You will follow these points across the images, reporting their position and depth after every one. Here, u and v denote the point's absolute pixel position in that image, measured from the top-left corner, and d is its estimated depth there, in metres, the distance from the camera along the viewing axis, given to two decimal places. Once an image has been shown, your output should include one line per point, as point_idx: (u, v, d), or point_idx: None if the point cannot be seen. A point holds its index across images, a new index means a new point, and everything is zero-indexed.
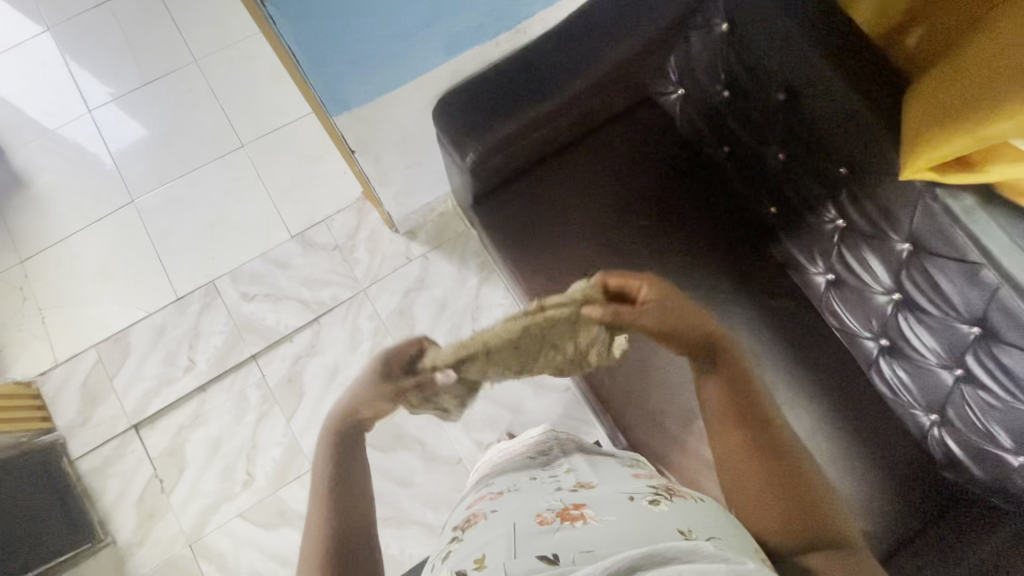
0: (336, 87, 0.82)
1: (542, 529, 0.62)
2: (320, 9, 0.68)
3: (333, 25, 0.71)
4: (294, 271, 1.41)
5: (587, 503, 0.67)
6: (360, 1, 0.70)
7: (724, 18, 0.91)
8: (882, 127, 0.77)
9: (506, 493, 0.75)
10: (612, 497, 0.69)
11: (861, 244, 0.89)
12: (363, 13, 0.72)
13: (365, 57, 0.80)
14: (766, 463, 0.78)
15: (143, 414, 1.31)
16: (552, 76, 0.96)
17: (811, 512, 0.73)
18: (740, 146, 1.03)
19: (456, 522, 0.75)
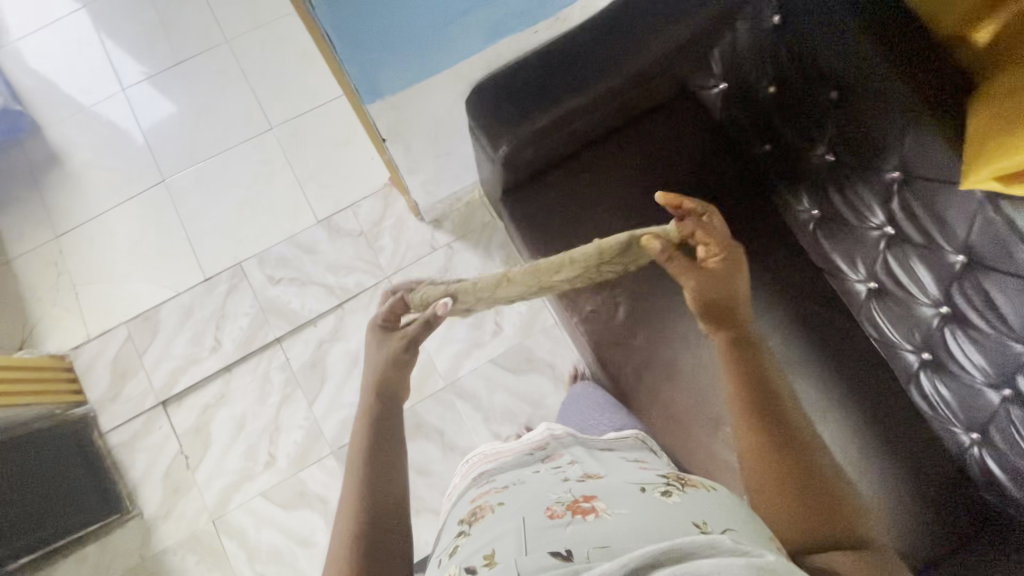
0: (372, 75, 0.80)
1: (552, 523, 0.61)
2: None
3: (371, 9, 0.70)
4: (320, 256, 1.41)
5: (597, 495, 0.66)
6: None
7: (776, 10, 0.87)
8: (943, 132, 0.73)
9: (511, 487, 0.74)
10: (623, 488, 0.68)
11: (908, 253, 0.85)
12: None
13: (402, 45, 0.78)
14: (795, 465, 0.72)
15: (171, 391, 1.34)
16: (591, 67, 0.93)
17: (828, 513, 0.69)
18: (783, 144, 0.99)
19: (461, 516, 0.74)
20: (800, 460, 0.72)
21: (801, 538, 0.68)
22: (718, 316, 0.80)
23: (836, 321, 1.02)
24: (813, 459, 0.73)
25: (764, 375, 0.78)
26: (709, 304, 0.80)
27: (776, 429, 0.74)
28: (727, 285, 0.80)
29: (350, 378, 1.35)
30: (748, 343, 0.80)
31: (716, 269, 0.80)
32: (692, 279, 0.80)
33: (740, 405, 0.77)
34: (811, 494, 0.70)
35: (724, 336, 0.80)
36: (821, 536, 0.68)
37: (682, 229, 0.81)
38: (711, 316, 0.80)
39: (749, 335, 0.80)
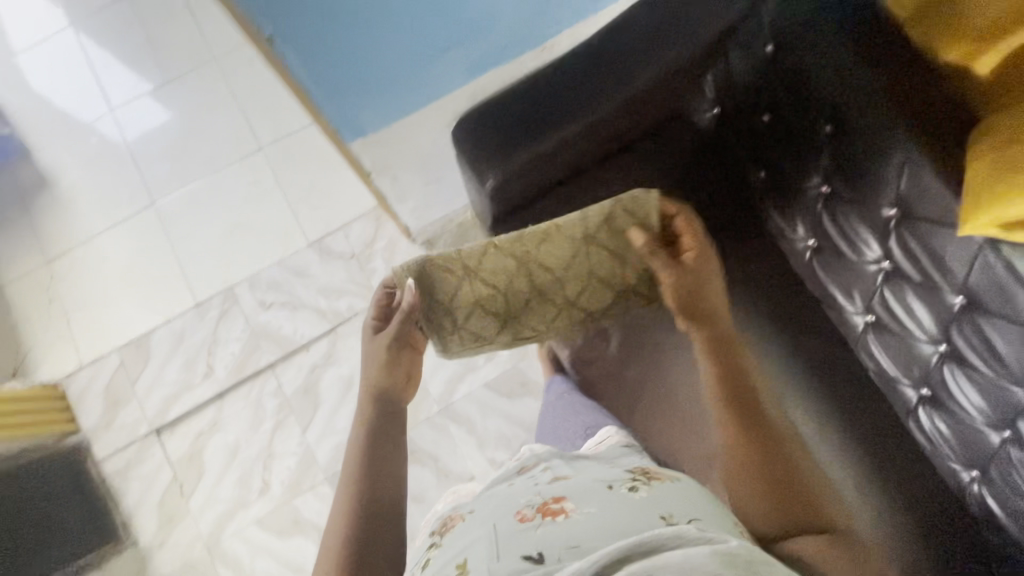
0: (347, 113, 0.78)
1: (522, 527, 0.59)
2: (323, 29, 0.64)
3: (339, 45, 0.67)
4: (311, 279, 1.39)
5: (566, 495, 0.64)
6: (367, 19, 0.66)
7: (771, 39, 0.84)
8: (942, 174, 0.71)
9: (483, 495, 0.72)
10: (590, 485, 0.66)
11: (908, 291, 0.82)
12: (374, 32, 0.68)
13: (377, 82, 0.76)
14: (774, 465, 0.70)
15: (164, 418, 1.34)
16: (579, 98, 0.90)
17: (801, 501, 0.69)
18: (778, 173, 0.95)
19: (433, 529, 0.73)
20: (772, 451, 0.71)
21: (774, 526, 0.69)
22: (693, 313, 0.79)
23: (831, 354, 1.00)
24: (792, 460, 0.71)
25: (743, 374, 0.76)
26: (686, 299, 0.80)
27: (754, 430, 0.73)
28: (704, 280, 0.81)
29: (343, 404, 1.34)
30: (724, 341, 0.78)
31: (693, 266, 0.81)
32: (669, 274, 0.81)
33: (720, 407, 0.75)
34: (790, 494, 0.69)
35: (700, 334, 0.79)
36: (794, 523, 0.69)
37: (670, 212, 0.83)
38: (687, 312, 0.80)
39: (725, 332, 0.78)
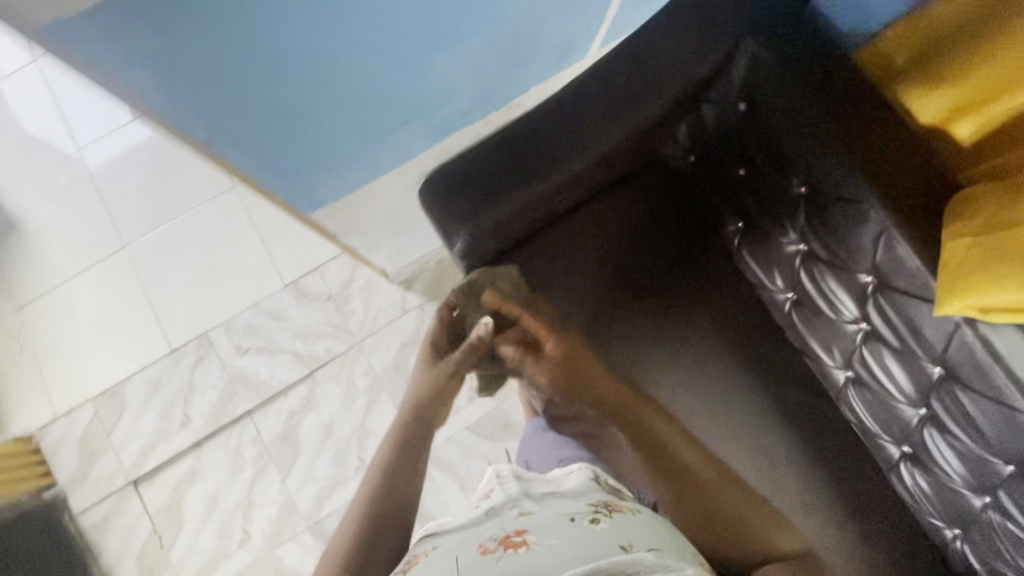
0: (296, 189, 0.73)
1: (484, 559, 0.66)
2: (253, 119, 0.59)
3: (275, 131, 0.62)
4: (288, 322, 1.37)
5: (529, 529, 0.71)
6: (305, 105, 0.61)
7: (741, 98, 0.81)
8: (921, 246, 0.68)
9: (450, 530, 0.78)
10: (553, 520, 0.72)
11: (886, 355, 0.80)
12: (314, 114, 0.63)
13: (324, 159, 0.71)
14: (704, 494, 0.86)
15: (141, 469, 1.31)
16: (548, 156, 0.88)
17: (744, 528, 0.84)
18: (754, 226, 0.92)
19: (399, 565, 0.76)
20: (708, 496, 0.86)
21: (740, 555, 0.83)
22: (580, 390, 0.95)
23: (811, 407, 0.99)
24: (723, 494, 0.86)
25: (650, 430, 0.91)
26: (565, 378, 0.96)
27: (680, 476, 0.87)
28: (579, 359, 0.95)
29: (323, 450, 1.32)
30: (617, 407, 0.93)
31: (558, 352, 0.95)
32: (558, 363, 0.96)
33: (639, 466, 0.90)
34: (732, 513, 0.85)
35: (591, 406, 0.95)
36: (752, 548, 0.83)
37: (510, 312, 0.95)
38: (576, 392, 0.95)
39: (614, 400, 0.93)
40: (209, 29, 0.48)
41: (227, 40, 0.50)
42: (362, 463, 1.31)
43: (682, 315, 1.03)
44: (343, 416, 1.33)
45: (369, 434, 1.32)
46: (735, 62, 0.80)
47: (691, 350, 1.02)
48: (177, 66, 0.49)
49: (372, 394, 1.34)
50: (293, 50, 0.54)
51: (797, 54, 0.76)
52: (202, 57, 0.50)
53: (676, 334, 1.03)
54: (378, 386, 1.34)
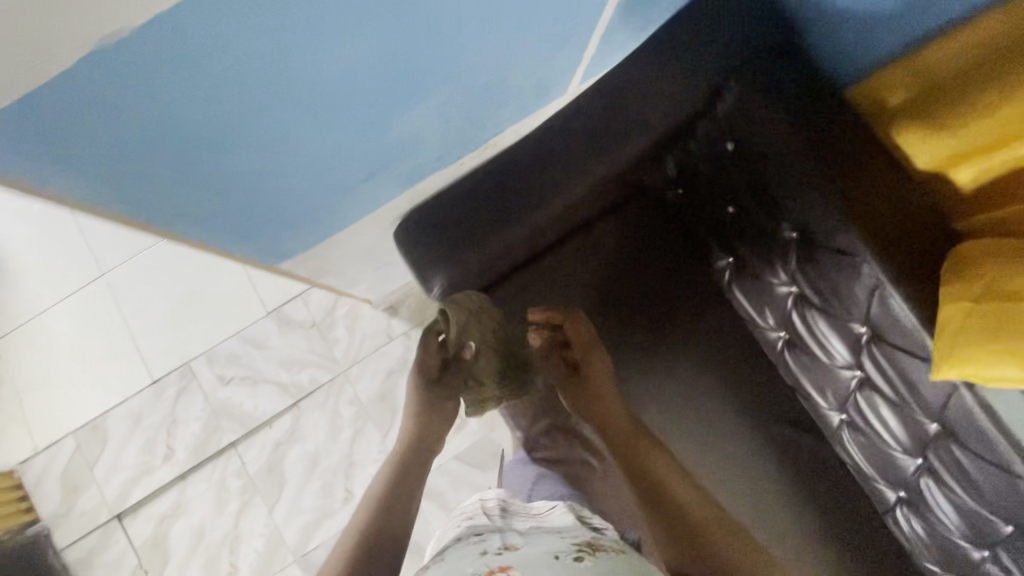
0: (258, 244, 0.69)
1: None
2: (199, 190, 0.55)
3: (224, 198, 0.58)
4: (271, 351, 1.33)
5: (511, 566, 0.65)
6: (255, 172, 0.57)
7: (729, 138, 0.77)
8: (919, 305, 0.64)
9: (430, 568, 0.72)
10: (537, 557, 0.66)
11: (880, 403, 0.77)
12: (269, 179, 0.59)
13: (285, 217, 0.67)
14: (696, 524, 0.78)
15: (125, 503, 1.29)
16: (529, 195, 0.85)
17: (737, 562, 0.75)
18: (745, 264, 0.89)
19: None
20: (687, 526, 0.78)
21: None
22: (597, 412, 0.91)
23: (804, 445, 0.96)
24: (718, 527, 0.78)
25: (657, 457, 0.85)
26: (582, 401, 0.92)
27: (673, 503, 0.80)
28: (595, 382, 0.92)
29: (310, 482, 1.30)
30: (626, 437, 0.88)
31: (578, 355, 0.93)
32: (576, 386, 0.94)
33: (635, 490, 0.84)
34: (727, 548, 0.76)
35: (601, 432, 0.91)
36: None
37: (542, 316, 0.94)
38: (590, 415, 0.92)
39: (624, 428, 0.88)
40: (132, 125, 0.43)
41: (149, 134, 0.45)
42: (349, 494, 1.29)
43: (672, 350, 1.00)
44: (329, 447, 1.31)
45: (357, 464, 1.30)
46: (722, 99, 0.77)
47: (679, 385, 0.99)
48: (108, 158, 0.45)
49: (359, 424, 1.31)
50: (237, 131, 0.50)
51: (787, 91, 0.72)
52: (123, 150, 0.45)
53: (665, 370, 0.99)
54: (364, 416, 1.31)
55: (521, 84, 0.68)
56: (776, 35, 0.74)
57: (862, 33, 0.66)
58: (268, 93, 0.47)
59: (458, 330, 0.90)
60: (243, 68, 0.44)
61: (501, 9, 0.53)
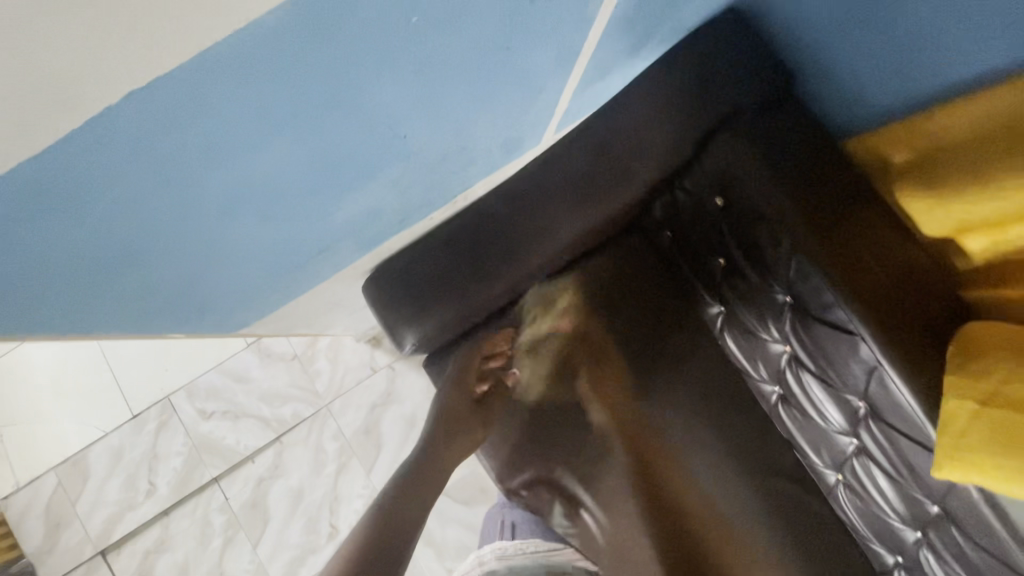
0: (200, 317, 0.64)
1: None
2: (119, 290, 0.48)
3: (150, 292, 0.51)
4: (252, 384, 1.30)
5: None
6: (185, 268, 0.51)
7: (717, 190, 0.71)
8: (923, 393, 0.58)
9: None
10: None
11: (877, 474, 0.71)
12: (199, 270, 0.52)
13: (224, 294, 0.61)
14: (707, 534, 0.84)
15: (108, 540, 1.27)
16: (506, 247, 0.79)
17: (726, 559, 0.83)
18: (735, 317, 0.82)
19: None
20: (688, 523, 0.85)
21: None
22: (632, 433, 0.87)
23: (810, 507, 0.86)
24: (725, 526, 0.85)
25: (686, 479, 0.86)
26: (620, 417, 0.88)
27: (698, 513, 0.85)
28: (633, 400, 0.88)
29: (295, 517, 1.27)
30: (657, 457, 0.87)
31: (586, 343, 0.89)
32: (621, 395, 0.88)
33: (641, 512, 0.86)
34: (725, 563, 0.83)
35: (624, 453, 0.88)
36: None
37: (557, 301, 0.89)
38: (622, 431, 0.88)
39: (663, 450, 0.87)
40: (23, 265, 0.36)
41: (44, 267, 0.38)
42: (334, 529, 1.26)
43: (665, 400, 0.88)
44: (314, 481, 1.28)
45: (342, 500, 1.27)
46: (709, 152, 0.70)
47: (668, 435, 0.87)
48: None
49: (343, 459, 1.28)
50: (156, 241, 0.43)
51: (778, 146, 0.66)
52: (14, 287, 0.38)
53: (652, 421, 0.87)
54: (349, 450, 1.28)
55: (485, 149, 0.62)
56: (774, 84, 0.68)
57: (877, 76, 0.60)
58: (187, 205, 0.41)
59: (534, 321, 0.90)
60: (156, 190, 0.37)
61: (450, 92, 0.46)
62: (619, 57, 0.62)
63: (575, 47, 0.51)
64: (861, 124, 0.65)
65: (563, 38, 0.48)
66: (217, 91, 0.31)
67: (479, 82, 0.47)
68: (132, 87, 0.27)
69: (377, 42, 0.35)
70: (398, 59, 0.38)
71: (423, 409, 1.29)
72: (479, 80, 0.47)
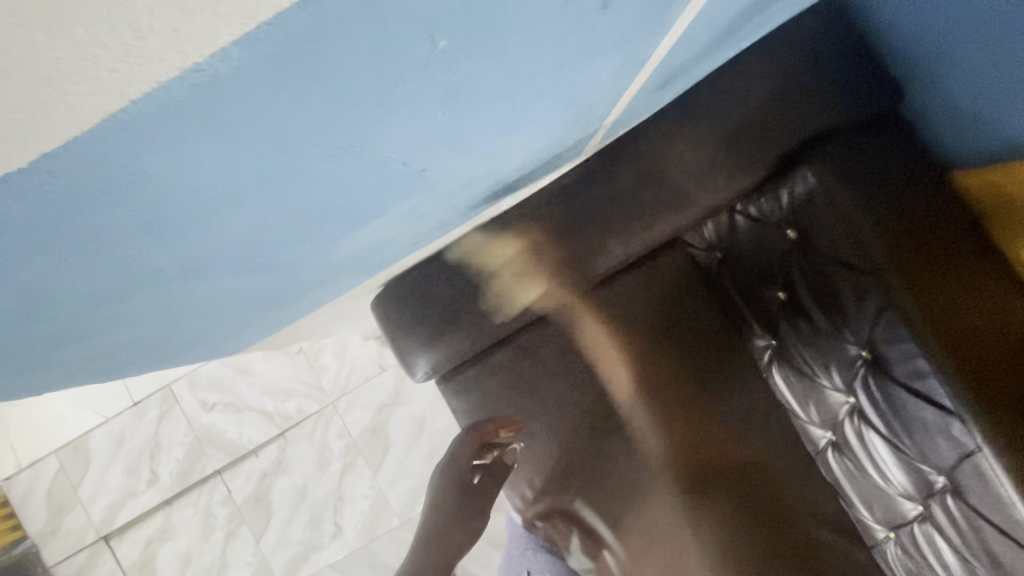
0: (180, 352, 0.55)
1: None
2: (77, 356, 0.39)
3: (113, 349, 0.42)
4: (255, 377, 1.24)
5: None
6: (151, 328, 0.41)
7: (789, 221, 0.63)
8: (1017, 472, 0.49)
9: None
10: None
11: (943, 547, 0.60)
12: (173, 325, 0.43)
13: (205, 334, 0.51)
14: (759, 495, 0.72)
15: (111, 525, 1.25)
16: (535, 267, 0.69)
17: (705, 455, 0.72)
18: (786, 362, 0.70)
19: None
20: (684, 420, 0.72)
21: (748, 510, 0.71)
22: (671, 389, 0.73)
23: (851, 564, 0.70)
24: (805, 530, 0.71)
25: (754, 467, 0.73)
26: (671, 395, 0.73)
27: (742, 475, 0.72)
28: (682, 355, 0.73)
29: (298, 515, 1.23)
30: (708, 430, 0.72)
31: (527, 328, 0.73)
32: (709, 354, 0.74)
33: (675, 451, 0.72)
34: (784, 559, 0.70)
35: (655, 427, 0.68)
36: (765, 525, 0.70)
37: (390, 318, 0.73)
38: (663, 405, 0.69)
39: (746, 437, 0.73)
40: None
41: None
42: (338, 528, 1.22)
43: (699, 432, 0.73)
44: (318, 479, 1.23)
45: (346, 500, 1.23)
46: (790, 184, 0.61)
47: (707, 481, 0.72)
48: None
49: (348, 458, 1.23)
50: (109, 314, 0.34)
51: (868, 172, 0.57)
52: None
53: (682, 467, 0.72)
54: (354, 451, 1.23)
55: (516, 169, 0.51)
56: (876, 98, 0.58)
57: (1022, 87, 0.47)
58: (144, 281, 0.31)
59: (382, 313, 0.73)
60: (93, 270, 0.27)
61: (482, 121, 0.35)
62: (685, 64, 0.51)
63: (642, 56, 0.40)
64: (988, 155, 0.53)
65: (626, 52, 0.37)
66: (153, 162, 0.21)
67: (519, 108, 0.36)
68: (10, 165, 0.17)
69: (391, 78, 0.24)
70: (422, 95, 0.27)
71: (432, 410, 1.24)
72: (519, 104, 0.36)
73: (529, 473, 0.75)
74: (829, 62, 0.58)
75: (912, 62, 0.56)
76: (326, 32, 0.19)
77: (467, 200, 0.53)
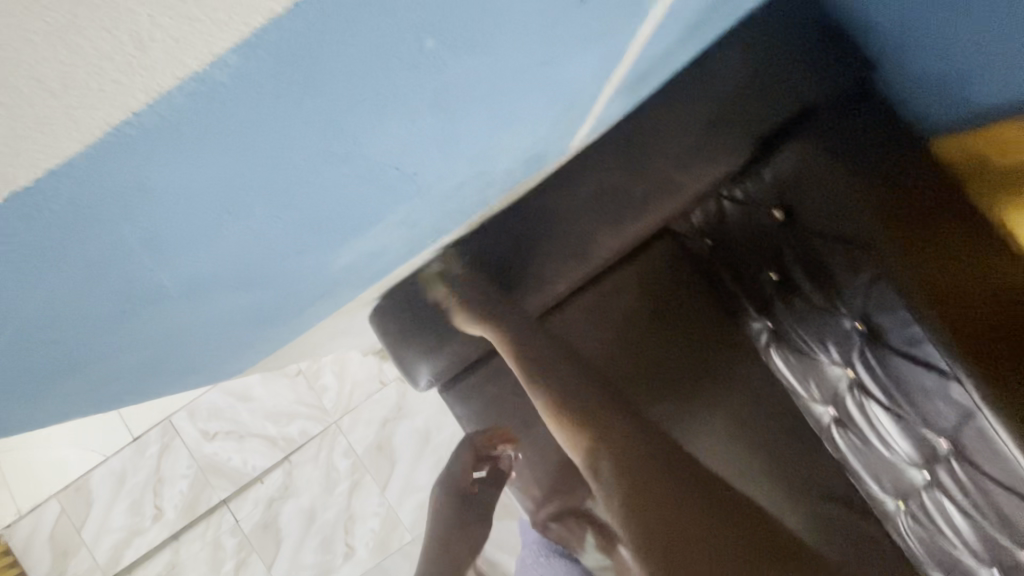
0: (182, 377, 0.55)
1: None
2: (78, 385, 0.39)
3: (114, 376, 0.42)
4: (255, 403, 1.23)
5: None
6: (152, 352, 0.41)
7: (775, 200, 0.63)
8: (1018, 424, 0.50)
9: None
10: None
11: (953, 512, 0.60)
12: (174, 347, 0.43)
13: (205, 357, 0.51)
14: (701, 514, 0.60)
15: (118, 565, 1.23)
16: (528, 267, 0.70)
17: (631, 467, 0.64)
18: (783, 341, 0.71)
19: None
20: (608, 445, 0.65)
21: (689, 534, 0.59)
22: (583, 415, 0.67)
23: (875, 559, 0.70)
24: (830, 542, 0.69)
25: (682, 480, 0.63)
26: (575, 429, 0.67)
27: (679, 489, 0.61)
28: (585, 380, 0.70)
29: (308, 538, 1.22)
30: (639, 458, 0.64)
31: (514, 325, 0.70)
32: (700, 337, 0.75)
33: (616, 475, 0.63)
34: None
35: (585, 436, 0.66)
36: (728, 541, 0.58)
37: (390, 330, 0.73)
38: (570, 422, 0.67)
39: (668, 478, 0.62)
40: None
41: None
42: (351, 549, 1.21)
43: (689, 420, 0.75)
44: (325, 500, 1.22)
45: (356, 519, 1.22)
46: (773, 164, 0.62)
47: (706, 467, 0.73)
48: None
49: (355, 477, 1.22)
50: (111, 339, 0.33)
51: (846, 147, 0.58)
52: None
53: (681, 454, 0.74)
54: (361, 469, 1.22)
55: (505, 170, 0.52)
56: (843, 79, 0.61)
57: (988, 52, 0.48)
58: (148, 300, 0.31)
59: (382, 324, 0.73)
60: (96, 292, 0.27)
61: (469, 121, 0.36)
62: (658, 57, 0.52)
63: (619, 51, 0.41)
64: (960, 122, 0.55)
65: (601, 49, 0.38)
66: (151, 175, 0.21)
67: (505, 109, 0.37)
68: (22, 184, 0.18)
69: (381, 81, 0.24)
70: (412, 96, 0.27)
71: (436, 422, 1.23)
72: (503, 105, 0.37)
73: (537, 474, 0.75)
74: (801, 44, 0.60)
75: (884, 36, 0.58)
76: (319, 36, 0.19)
77: (458, 205, 0.54)
